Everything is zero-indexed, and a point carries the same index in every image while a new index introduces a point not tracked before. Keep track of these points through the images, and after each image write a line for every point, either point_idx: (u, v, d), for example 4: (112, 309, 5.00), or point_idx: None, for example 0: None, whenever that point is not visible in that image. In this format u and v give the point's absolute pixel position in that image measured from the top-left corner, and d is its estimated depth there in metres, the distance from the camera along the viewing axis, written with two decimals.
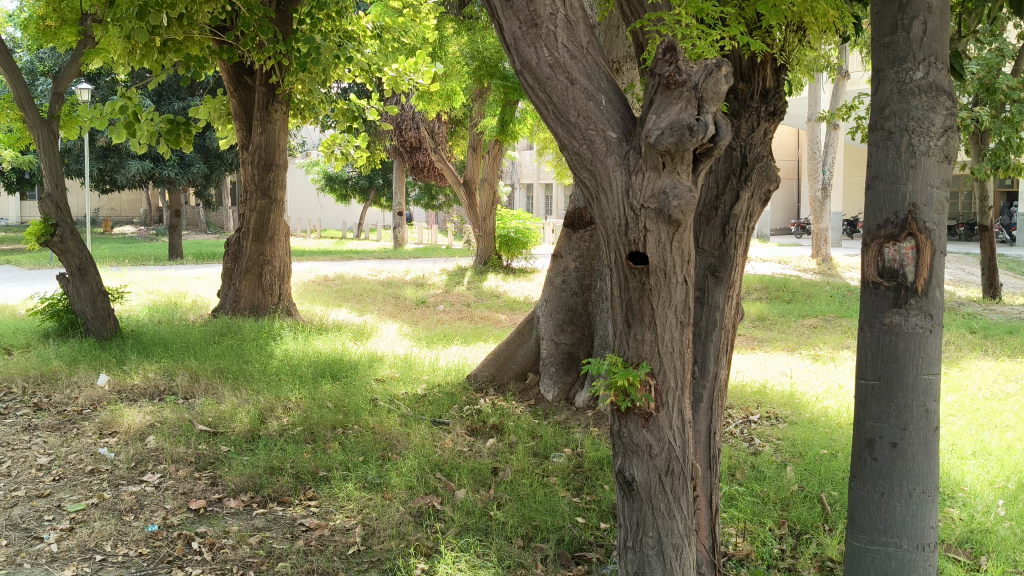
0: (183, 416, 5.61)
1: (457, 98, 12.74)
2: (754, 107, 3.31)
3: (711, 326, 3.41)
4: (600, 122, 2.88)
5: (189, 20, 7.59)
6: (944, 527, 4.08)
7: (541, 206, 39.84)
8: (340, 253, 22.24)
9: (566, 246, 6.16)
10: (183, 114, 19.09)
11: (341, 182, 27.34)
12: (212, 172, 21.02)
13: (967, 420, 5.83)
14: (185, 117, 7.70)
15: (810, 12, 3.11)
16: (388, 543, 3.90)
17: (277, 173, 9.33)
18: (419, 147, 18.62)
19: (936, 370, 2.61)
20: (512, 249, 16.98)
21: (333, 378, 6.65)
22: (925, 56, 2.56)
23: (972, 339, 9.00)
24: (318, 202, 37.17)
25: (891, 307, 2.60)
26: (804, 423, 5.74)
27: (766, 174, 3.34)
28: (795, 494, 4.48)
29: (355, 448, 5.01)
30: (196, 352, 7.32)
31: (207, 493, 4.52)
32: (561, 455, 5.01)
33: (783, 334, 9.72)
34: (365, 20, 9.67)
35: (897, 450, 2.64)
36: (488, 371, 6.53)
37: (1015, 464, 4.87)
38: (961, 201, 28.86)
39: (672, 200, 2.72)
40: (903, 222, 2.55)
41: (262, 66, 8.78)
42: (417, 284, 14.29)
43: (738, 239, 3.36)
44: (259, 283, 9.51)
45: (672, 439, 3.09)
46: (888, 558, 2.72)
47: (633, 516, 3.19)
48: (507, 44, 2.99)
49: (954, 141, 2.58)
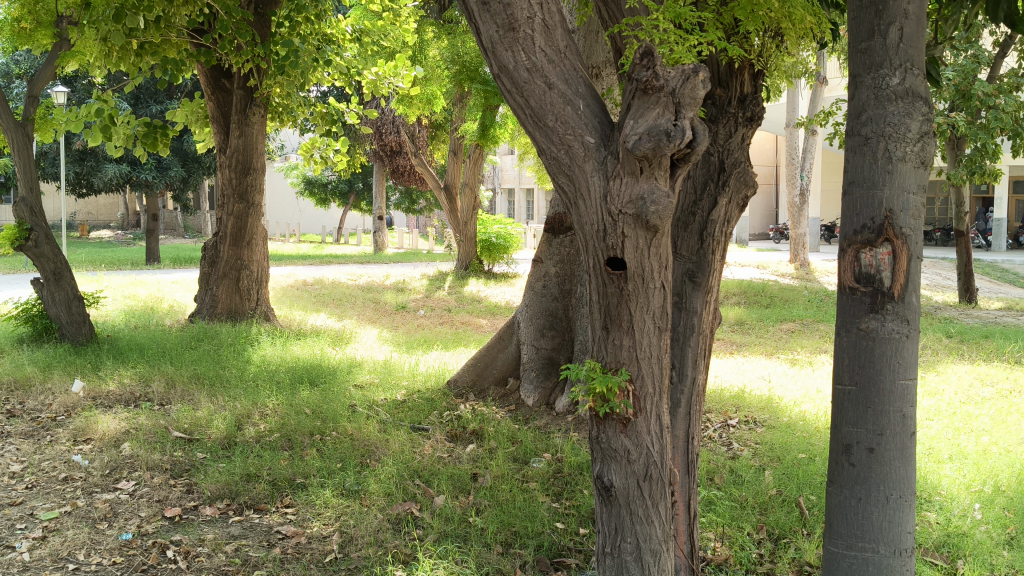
0: (158, 421, 5.55)
1: (438, 102, 12.69)
2: (732, 112, 3.32)
3: (689, 331, 3.41)
4: (578, 127, 2.87)
5: (168, 24, 7.53)
6: (922, 531, 4.10)
7: (521, 212, 39.97)
8: (319, 258, 22.16)
9: (547, 251, 6.18)
10: (160, 118, 19.00)
11: (321, 186, 27.30)
12: (189, 176, 20.88)
13: (944, 424, 5.87)
14: (163, 121, 7.58)
15: (787, 17, 3.10)
16: (366, 551, 3.86)
17: (255, 176, 9.24)
18: (399, 151, 18.69)
19: (912, 376, 2.62)
20: (493, 254, 16.97)
21: (311, 385, 6.62)
22: (902, 61, 2.56)
23: (949, 344, 9.10)
24: (298, 206, 37.07)
25: (867, 313, 2.60)
26: (782, 427, 5.77)
27: (744, 179, 3.34)
28: (774, 498, 4.49)
29: (333, 454, 4.99)
30: (173, 358, 7.26)
31: (182, 500, 4.47)
32: (541, 460, 5.00)
33: (761, 338, 9.78)
34: (345, 24, 9.70)
35: (874, 455, 2.64)
36: (468, 376, 6.47)
37: (990, 468, 4.90)
38: (937, 206, 29.25)
39: (650, 205, 2.71)
40: (879, 227, 2.55)
41: (240, 68, 8.72)
42: (398, 289, 14.31)
43: (715, 244, 3.37)
44: (237, 288, 9.43)
45: (651, 445, 3.08)
46: (865, 563, 2.72)
47: (611, 522, 3.18)
48: (483, 48, 2.96)
49: (931, 146, 2.59)
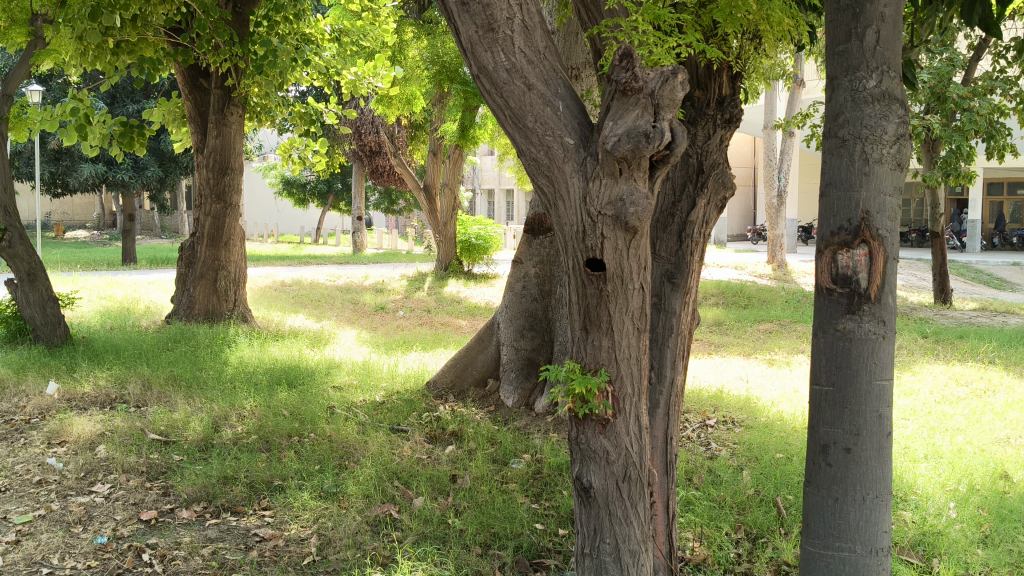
0: (134, 424, 5.50)
1: (418, 102, 12.64)
2: (710, 114, 3.33)
3: (668, 332, 3.42)
4: (557, 128, 2.87)
5: (144, 22, 7.47)
6: (898, 530, 4.14)
7: (501, 213, 39.97)
8: (297, 258, 22.05)
9: (527, 252, 6.17)
10: (136, 117, 18.86)
11: (299, 186, 27.19)
12: (166, 176, 20.72)
13: (920, 424, 5.92)
14: (140, 121, 7.50)
15: (765, 20, 3.11)
16: (344, 553, 3.85)
17: (233, 176, 9.17)
18: (379, 151, 18.65)
19: (888, 376, 2.63)
20: (473, 254, 16.96)
21: (289, 386, 6.57)
22: (879, 64, 2.58)
23: (924, 344, 9.19)
24: (276, 206, 36.90)
25: (845, 313, 2.61)
26: (760, 427, 5.79)
27: (722, 180, 3.36)
28: (752, 498, 4.52)
29: (311, 456, 4.96)
30: (150, 360, 7.20)
31: (158, 503, 4.43)
32: (520, 461, 5.00)
33: (740, 338, 9.84)
34: (324, 23, 9.65)
35: (851, 455, 2.66)
36: (447, 377, 6.45)
37: (966, 466, 4.95)
38: (913, 208, 29.55)
39: (629, 206, 2.72)
40: (856, 229, 2.57)
41: (218, 68, 8.65)
42: (377, 290, 14.24)
43: (694, 245, 3.38)
44: (214, 289, 9.36)
45: (630, 446, 3.09)
46: (842, 562, 2.73)
47: (590, 523, 3.19)
48: (462, 48, 2.95)
49: (907, 149, 2.61)
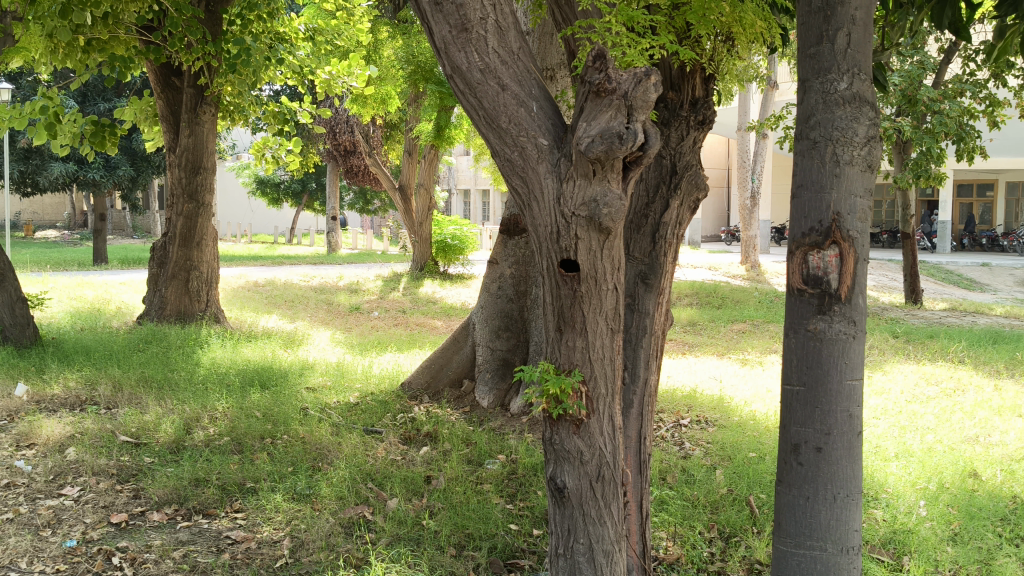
0: (104, 426, 5.43)
1: (393, 102, 12.58)
2: (684, 116, 3.35)
3: (642, 332, 3.43)
4: (531, 129, 2.87)
5: (116, 20, 7.38)
6: (869, 529, 4.18)
7: (476, 212, 39.94)
8: (271, 258, 21.91)
9: (502, 253, 6.18)
10: (108, 115, 18.67)
11: (273, 186, 27.04)
12: (138, 175, 20.51)
13: (890, 423, 5.98)
14: (112, 119, 7.41)
15: (738, 22, 3.12)
16: (317, 555, 3.83)
17: (205, 176, 9.09)
18: (353, 151, 18.58)
19: (859, 376, 2.66)
20: (448, 255, 16.94)
21: (262, 388, 6.53)
22: (849, 66, 2.60)
23: (895, 344, 9.28)
24: (249, 206, 36.66)
25: (816, 313, 2.63)
26: (733, 427, 5.82)
27: (695, 182, 3.37)
28: (725, 497, 4.54)
29: (284, 459, 4.92)
30: (121, 361, 7.11)
31: (129, 506, 4.38)
32: (494, 462, 4.99)
33: (713, 338, 9.90)
34: (298, 22, 9.59)
35: (822, 454, 2.68)
36: (422, 378, 6.42)
37: (935, 465, 5.00)
38: (884, 209, 29.88)
39: (602, 207, 2.72)
40: (827, 230, 2.59)
41: (190, 66, 8.57)
42: (352, 291, 14.16)
43: (667, 247, 3.39)
44: (186, 289, 9.28)
45: (603, 446, 3.10)
46: (814, 561, 2.74)
47: (564, 523, 3.19)
48: (436, 48, 2.93)
49: (877, 151, 2.63)
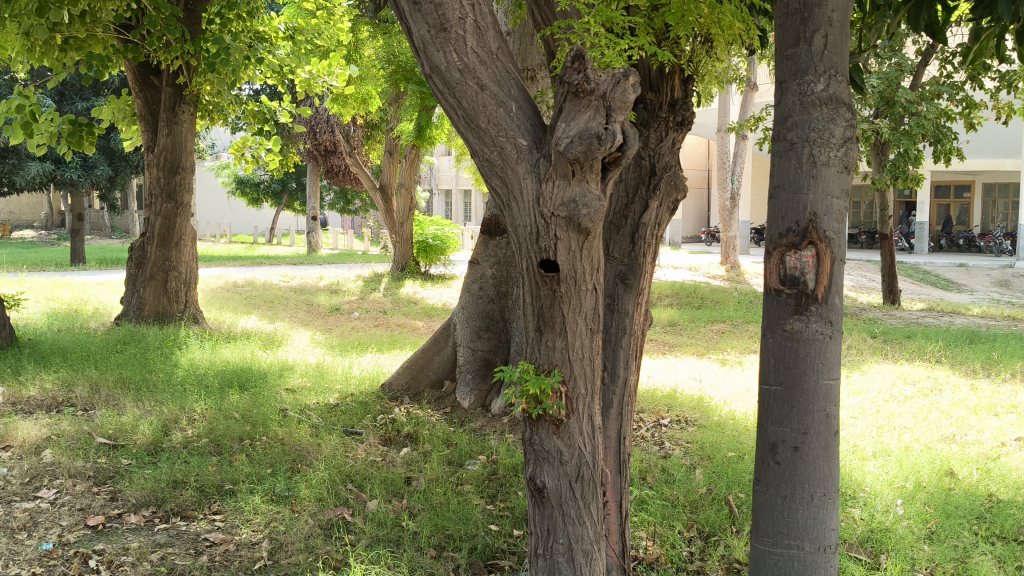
0: (81, 427, 5.38)
1: (374, 102, 12.53)
2: (663, 117, 3.36)
3: (621, 332, 3.44)
4: (510, 129, 2.87)
5: (93, 19, 7.31)
6: (847, 527, 4.21)
7: (458, 213, 39.92)
8: (250, 258, 21.81)
9: (483, 253, 6.19)
10: (85, 114, 18.51)
11: (253, 185, 26.88)
12: (116, 175, 20.36)
13: (869, 423, 6.02)
14: (89, 118, 7.33)
15: (717, 23, 3.13)
16: (296, 557, 3.81)
17: (184, 176, 9.02)
18: (334, 151, 18.55)
19: (836, 376, 2.67)
20: (430, 255, 16.92)
21: (241, 389, 6.49)
22: (826, 68, 2.62)
23: (873, 344, 9.36)
24: (229, 206, 36.47)
25: (792, 314, 2.64)
26: (712, 427, 5.84)
27: (674, 182, 3.38)
28: (704, 497, 4.56)
29: (262, 460, 4.89)
30: (98, 362, 7.05)
31: (106, 508, 4.34)
32: (475, 463, 4.99)
33: (693, 338, 9.95)
34: (278, 21, 9.55)
35: (799, 454, 2.69)
36: (403, 378, 6.41)
37: (912, 464, 5.05)
38: (862, 210, 30.11)
39: (581, 208, 2.73)
40: (804, 231, 2.60)
41: (169, 65, 8.53)
42: (332, 291, 14.11)
43: (647, 247, 3.40)
44: (165, 289, 9.22)
45: (582, 445, 3.10)
46: (791, 560, 2.76)
47: (543, 523, 3.19)
48: (415, 47, 2.92)
49: (854, 152, 2.65)
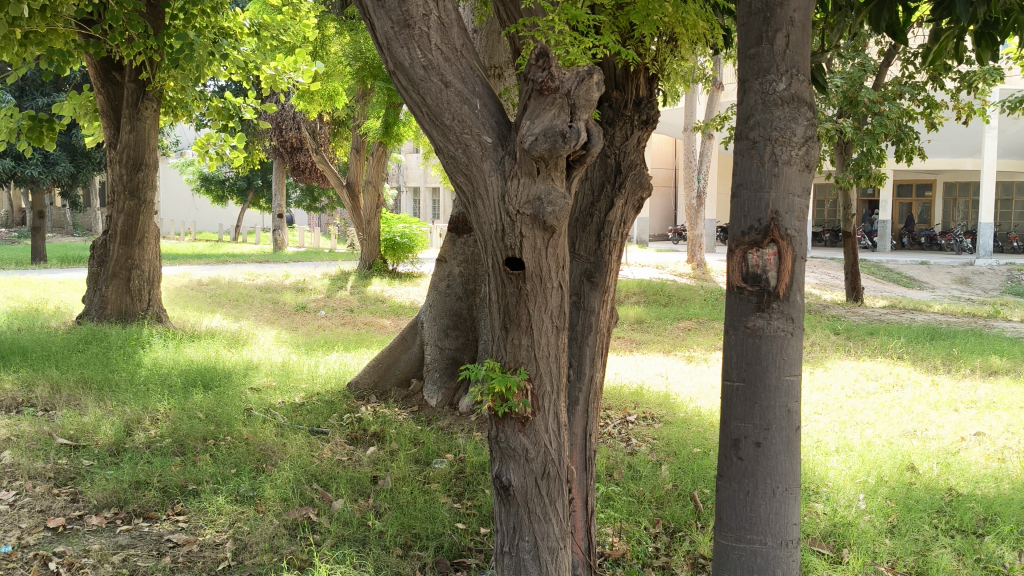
0: (41, 428, 5.29)
1: (340, 98, 12.45)
2: (628, 116, 3.37)
3: (587, 330, 3.45)
4: (475, 126, 2.87)
5: (54, 13, 7.17)
6: (810, 522, 4.27)
7: (426, 211, 39.86)
8: (215, 256, 21.56)
9: (451, 251, 6.19)
10: (46, 110, 18.20)
11: (218, 182, 26.59)
12: (78, 172, 20.04)
13: (831, 419, 6.10)
14: (50, 114, 7.19)
15: (680, 22, 3.16)
16: (260, 557, 3.79)
17: (147, 173, 8.91)
18: (300, 148, 18.44)
19: (796, 371, 2.71)
20: (398, 253, 16.87)
21: (206, 388, 6.43)
22: (788, 67, 2.65)
23: (836, 340, 9.48)
24: (193, 203, 36.08)
25: (754, 311, 2.66)
26: (678, 423, 5.89)
27: (639, 181, 3.40)
28: (670, 493, 4.60)
29: (227, 460, 4.85)
30: (59, 362, 6.94)
31: (66, 510, 4.27)
32: (443, 461, 4.99)
33: (659, 335, 10.01)
34: (243, 17, 9.44)
35: (761, 449, 2.72)
36: (369, 377, 6.37)
37: (874, 459, 5.12)
38: (827, 208, 30.49)
39: (547, 206, 2.73)
40: (766, 229, 2.62)
41: (132, 61, 8.42)
42: (298, 289, 14.02)
43: (612, 245, 3.42)
44: (127, 288, 9.09)
45: (548, 443, 3.11)
46: (753, 555, 2.78)
47: (509, 521, 3.20)
48: (379, 44, 2.91)
49: (815, 151, 2.69)
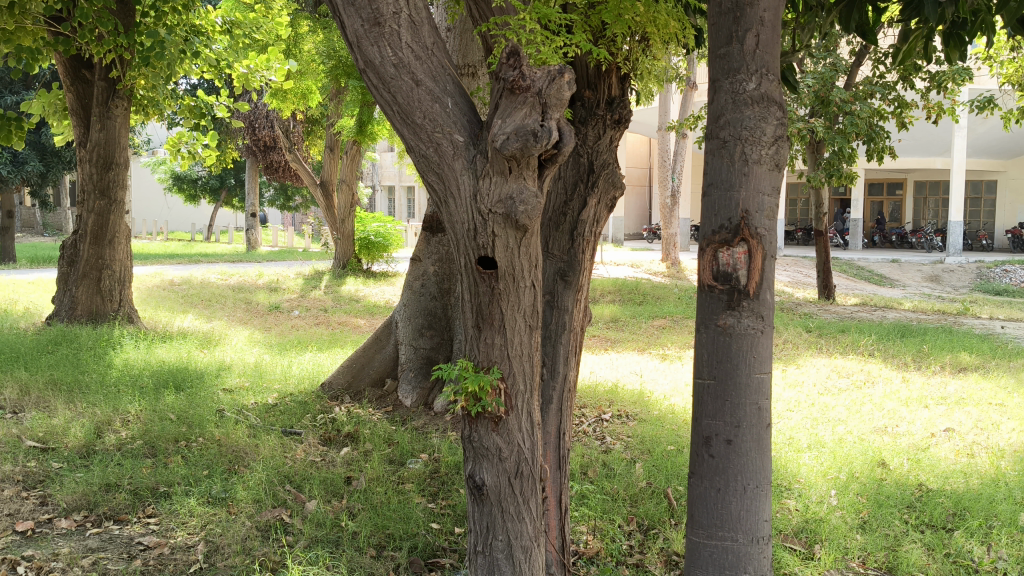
0: (9, 430, 5.22)
1: (313, 97, 12.37)
2: (600, 115, 3.38)
3: (561, 329, 3.45)
4: (446, 125, 2.86)
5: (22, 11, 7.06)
6: (782, 518, 4.30)
7: (401, 209, 39.76)
8: (187, 256, 21.37)
9: (425, 250, 6.17)
10: (15, 108, 17.94)
11: (190, 182, 26.36)
12: (47, 171, 19.78)
13: (803, 415, 6.16)
14: (19, 112, 7.07)
15: (652, 22, 3.19)
16: (232, 560, 3.77)
17: (118, 172, 8.83)
18: (274, 147, 18.32)
19: (767, 369, 2.72)
20: (372, 252, 16.82)
21: (177, 390, 6.37)
22: (758, 67, 2.67)
23: (808, 338, 9.56)
24: (165, 202, 35.76)
25: (724, 309, 2.68)
26: (652, 421, 5.92)
27: (612, 180, 3.41)
28: (644, 490, 4.61)
29: (199, 461, 4.82)
30: (27, 363, 6.85)
31: (35, 513, 4.21)
32: (417, 462, 4.98)
33: (634, 334, 10.04)
34: (214, 14, 9.36)
35: (732, 446, 2.74)
36: (343, 378, 6.33)
37: (845, 455, 5.17)
38: (799, 207, 30.74)
39: (519, 205, 2.73)
40: (736, 228, 2.64)
41: (101, 58, 8.33)
42: (272, 289, 13.95)
43: (585, 243, 3.42)
44: (98, 288, 8.99)
45: (521, 442, 3.11)
46: (725, 551, 2.80)
47: (482, 520, 3.19)
48: (349, 42, 2.90)
49: (785, 150, 2.70)
